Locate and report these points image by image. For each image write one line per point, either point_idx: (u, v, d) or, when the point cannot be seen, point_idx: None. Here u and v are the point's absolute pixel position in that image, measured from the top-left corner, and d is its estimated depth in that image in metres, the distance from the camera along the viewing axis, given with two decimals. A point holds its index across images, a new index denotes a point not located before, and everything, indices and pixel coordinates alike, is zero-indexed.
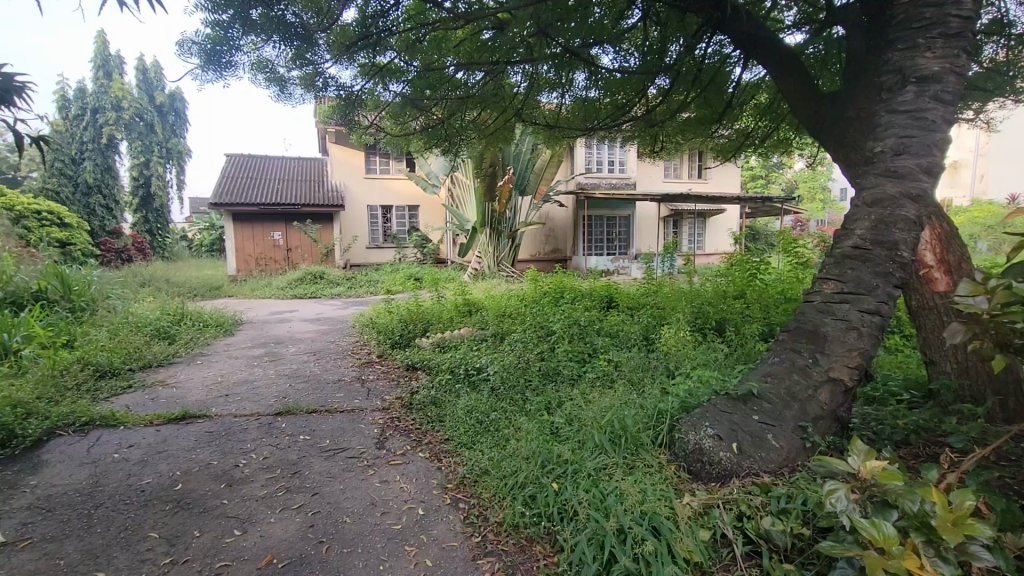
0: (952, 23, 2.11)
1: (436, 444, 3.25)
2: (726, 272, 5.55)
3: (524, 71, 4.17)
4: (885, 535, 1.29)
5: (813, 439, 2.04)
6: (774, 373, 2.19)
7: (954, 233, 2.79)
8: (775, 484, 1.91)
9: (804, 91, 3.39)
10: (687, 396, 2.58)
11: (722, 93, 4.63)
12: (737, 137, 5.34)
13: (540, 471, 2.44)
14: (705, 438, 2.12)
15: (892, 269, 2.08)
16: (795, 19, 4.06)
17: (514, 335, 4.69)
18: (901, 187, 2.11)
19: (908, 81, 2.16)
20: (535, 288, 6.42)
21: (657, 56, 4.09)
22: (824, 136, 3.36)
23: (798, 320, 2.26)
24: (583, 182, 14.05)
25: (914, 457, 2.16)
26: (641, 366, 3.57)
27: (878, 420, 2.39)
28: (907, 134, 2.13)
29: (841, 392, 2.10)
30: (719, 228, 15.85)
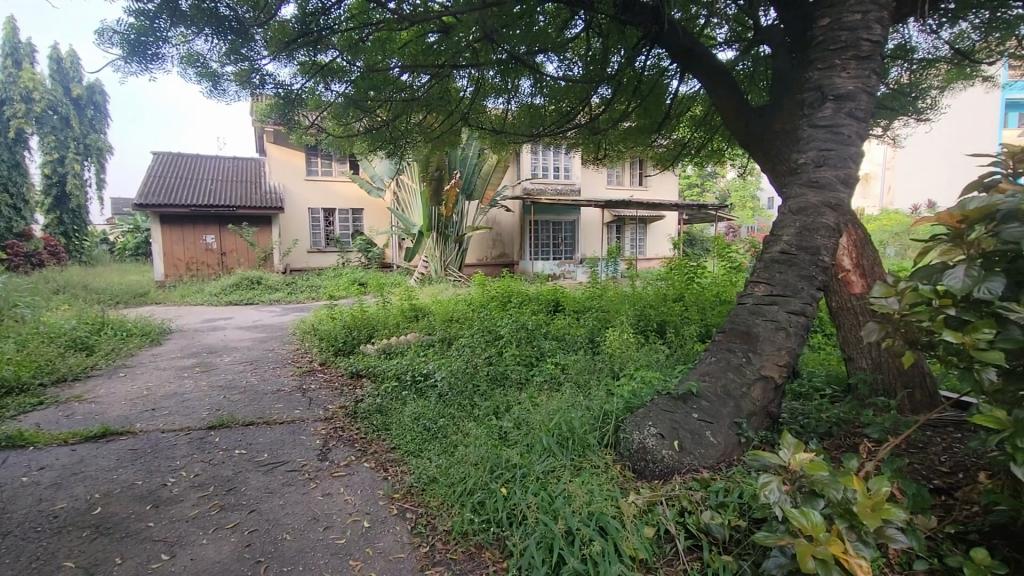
0: (864, 47, 2.29)
1: (382, 453, 3.18)
2: (666, 276, 5.77)
3: (470, 76, 4.16)
4: (813, 523, 1.36)
5: (747, 434, 2.14)
6: (711, 372, 2.28)
7: (866, 240, 3.09)
8: (714, 479, 1.98)
9: (736, 104, 3.58)
10: (630, 396, 2.65)
11: (661, 104, 4.83)
12: (675, 147, 5.58)
13: (488, 477, 2.43)
14: (648, 437, 2.18)
15: (814, 272, 2.23)
16: (726, 36, 4.30)
17: (462, 340, 4.67)
18: (821, 197, 2.27)
19: (827, 98, 2.32)
20: (482, 292, 6.42)
21: (599, 65, 4.24)
22: (753, 148, 3.57)
23: (733, 321, 2.37)
24: (530, 187, 14.22)
25: (836, 447, 2.28)
26: (587, 368, 3.64)
27: (805, 414, 2.55)
28: (827, 148, 2.29)
29: (772, 389, 2.22)
30: (659, 234, 16.46)
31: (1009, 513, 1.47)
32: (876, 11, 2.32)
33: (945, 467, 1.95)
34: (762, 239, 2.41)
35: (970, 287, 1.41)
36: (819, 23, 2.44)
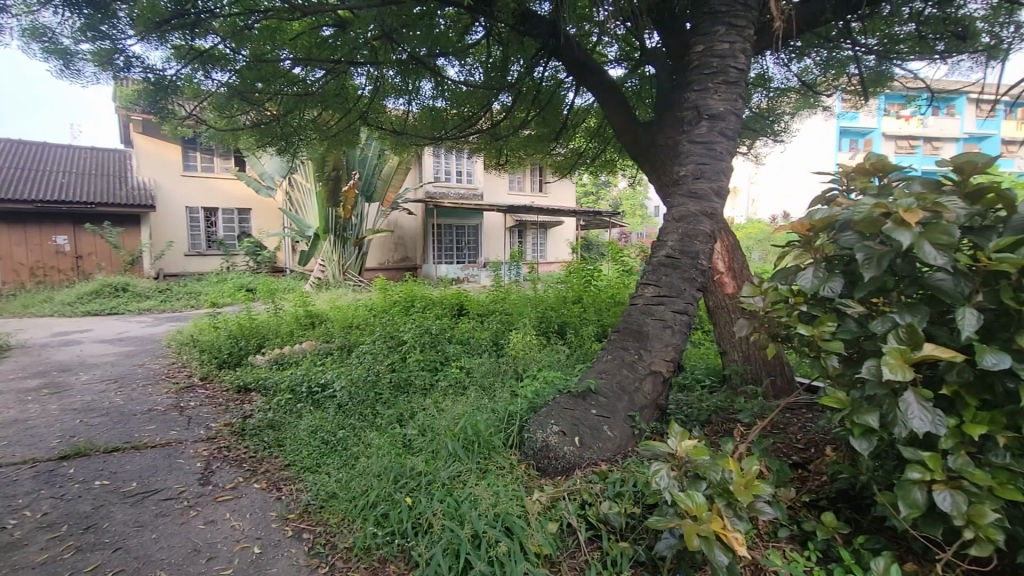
0: (731, 73, 2.57)
1: (275, 471, 2.96)
2: (565, 278, 6.00)
3: (368, 74, 4.04)
4: (697, 504, 1.48)
5: (640, 426, 2.29)
6: (607, 370, 2.41)
7: (736, 246, 3.48)
8: (611, 470, 2.09)
9: (625, 117, 3.83)
10: (534, 396, 2.71)
11: (559, 114, 5.02)
12: (572, 155, 5.85)
13: (392, 487, 2.35)
14: (551, 435, 2.25)
15: (694, 274, 2.45)
16: (616, 55, 4.60)
17: (362, 346, 4.50)
18: (699, 206, 2.50)
19: (703, 117, 2.57)
20: (384, 297, 6.23)
21: (499, 73, 4.33)
22: (641, 159, 3.84)
23: (625, 320, 2.52)
24: (432, 191, 14.10)
25: (715, 432, 2.53)
26: (492, 370, 3.67)
27: (688, 404, 2.78)
28: (703, 162, 2.53)
29: (661, 382, 2.40)
30: (559, 239, 17.08)
31: (850, 480, 1.71)
32: (740, 42, 2.61)
33: (801, 444, 2.23)
34: (650, 243, 2.60)
35: (817, 287, 1.63)
36: (694, 49, 2.68)
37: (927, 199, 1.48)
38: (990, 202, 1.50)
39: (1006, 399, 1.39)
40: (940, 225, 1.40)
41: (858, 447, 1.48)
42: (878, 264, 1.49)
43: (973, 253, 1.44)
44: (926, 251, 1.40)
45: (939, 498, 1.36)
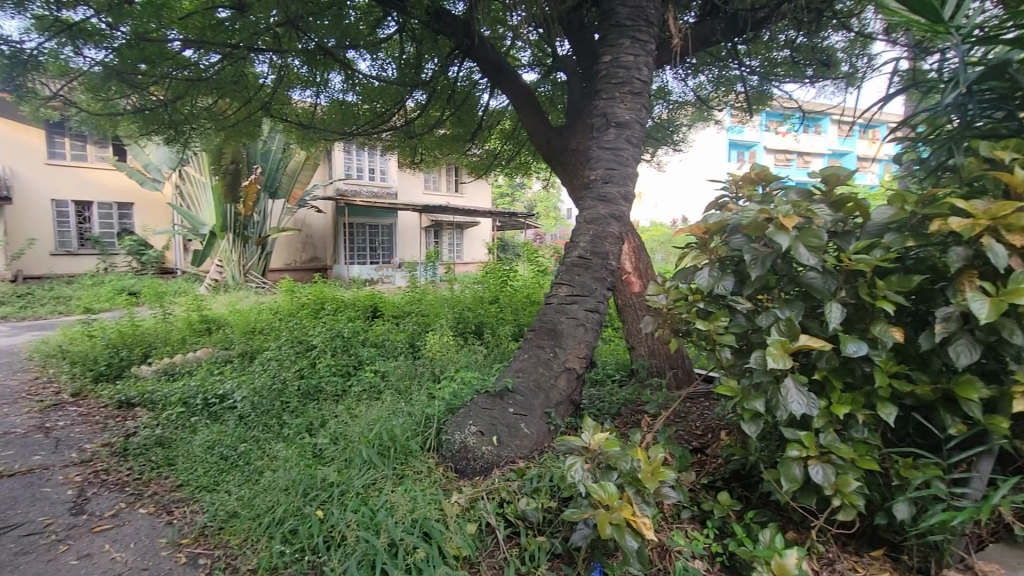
0: (635, 84, 2.73)
1: (165, 494, 2.68)
2: (482, 279, 6.03)
3: (270, 62, 3.80)
4: (609, 493, 1.54)
5: (555, 422, 2.36)
6: (523, 368, 2.46)
7: (641, 247, 3.70)
8: (528, 466, 2.13)
9: (538, 121, 3.92)
10: (451, 397, 2.69)
11: (474, 115, 5.04)
12: (488, 157, 5.90)
13: (301, 501, 2.21)
14: (469, 436, 2.25)
15: (605, 274, 2.57)
16: (530, 59, 4.72)
17: (266, 353, 4.22)
18: (609, 209, 2.62)
19: (611, 124, 2.69)
20: (290, 300, 5.88)
21: (413, 70, 4.26)
22: (554, 162, 3.95)
23: (541, 319, 2.58)
24: (343, 188, 13.55)
25: (624, 423, 2.67)
26: (408, 373, 3.60)
27: (600, 399, 2.91)
28: (611, 167, 2.65)
29: (574, 378, 2.48)
30: (475, 240, 17.12)
31: (742, 460, 1.88)
32: (643, 56, 2.77)
33: (700, 431, 2.42)
34: (563, 244, 2.68)
35: (712, 285, 1.77)
36: (602, 59, 2.82)
37: (801, 206, 1.66)
38: (851, 209, 1.72)
39: (863, 381, 1.60)
40: (812, 229, 1.58)
41: (748, 430, 1.63)
42: (762, 264, 1.65)
43: (838, 255, 1.64)
44: (801, 252, 1.57)
45: (813, 471, 1.53)
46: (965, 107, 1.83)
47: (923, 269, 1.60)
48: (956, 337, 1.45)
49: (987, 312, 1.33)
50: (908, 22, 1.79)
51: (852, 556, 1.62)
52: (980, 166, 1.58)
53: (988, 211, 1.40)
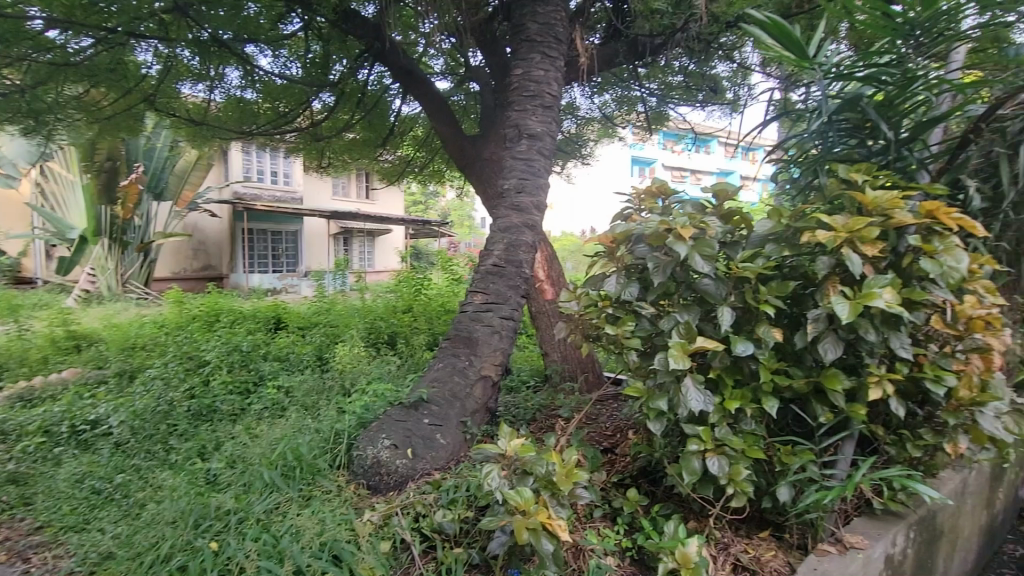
0: (546, 98, 2.82)
1: (18, 540, 2.31)
2: (395, 288, 5.88)
3: (154, 51, 3.50)
4: (525, 498, 1.54)
5: (471, 431, 2.35)
6: (439, 378, 2.42)
7: (554, 256, 3.84)
8: (445, 478, 2.09)
9: (452, 130, 3.92)
10: (363, 410, 2.58)
11: (386, 121, 4.93)
12: (400, 163, 5.80)
13: (192, 534, 1.96)
14: (382, 450, 2.17)
15: (519, 282, 2.61)
16: (442, 67, 4.72)
17: (150, 371, 3.80)
18: (522, 218, 2.67)
19: (523, 136, 2.76)
20: (179, 311, 5.35)
21: (320, 70, 4.08)
22: (468, 171, 3.97)
23: (456, 328, 2.56)
24: (241, 191, 12.61)
25: (539, 428, 2.72)
26: (316, 388, 3.40)
27: (516, 405, 2.94)
28: (524, 177, 2.71)
29: (490, 386, 2.49)
30: (386, 248, 16.73)
31: (648, 457, 1.99)
32: (553, 71, 2.88)
33: (610, 432, 2.52)
34: (478, 253, 2.69)
35: (619, 291, 1.87)
36: (514, 72, 2.89)
37: (695, 218, 1.81)
38: (738, 222, 1.89)
39: (750, 377, 1.76)
40: (705, 240, 1.72)
41: (653, 428, 1.73)
42: (664, 272, 1.76)
43: (728, 263, 1.80)
44: (697, 261, 1.70)
45: (710, 463, 1.65)
46: (826, 135, 2.10)
47: (796, 276, 1.80)
48: (824, 336, 1.64)
49: (848, 313, 1.52)
50: (780, 56, 2.04)
51: (744, 539, 1.77)
52: (839, 186, 1.81)
53: (847, 225, 1.61)
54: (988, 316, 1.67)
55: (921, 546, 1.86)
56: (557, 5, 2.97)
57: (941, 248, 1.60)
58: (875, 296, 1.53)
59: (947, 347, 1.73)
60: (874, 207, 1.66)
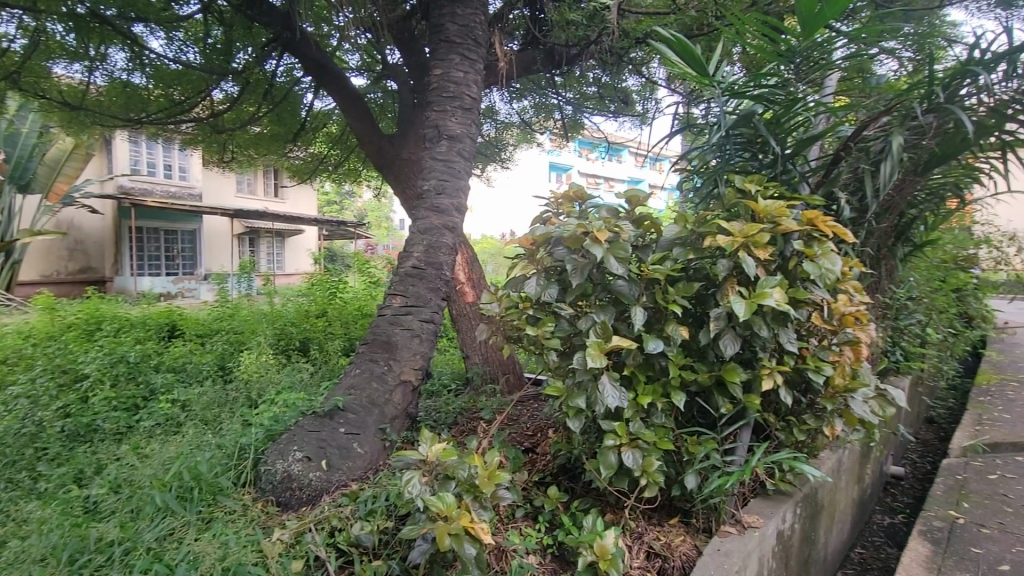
0: (466, 100, 2.82)
1: None
2: (307, 291, 5.59)
3: (19, 23, 3.10)
4: (448, 503, 1.50)
5: (391, 437, 2.28)
6: (356, 385, 2.34)
7: (474, 258, 3.88)
8: (362, 488, 2.00)
9: (369, 128, 3.80)
10: (272, 422, 2.41)
11: (297, 116, 4.69)
12: (313, 161, 5.56)
13: (64, 571, 1.72)
14: (293, 463, 2.04)
15: (439, 285, 2.57)
16: (358, 64, 4.59)
17: (13, 388, 3.33)
18: (442, 220, 2.64)
19: (443, 137, 2.74)
20: (51, 319, 4.72)
21: (221, 57, 3.79)
22: (386, 171, 3.87)
23: (374, 332, 2.48)
24: (128, 185, 11.41)
25: (461, 432, 2.70)
26: (217, 400, 3.14)
27: (437, 410, 2.91)
28: (444, 179, 2.69)
29: (410, 391, 2.43)
30: (297, 249, 15.84)
31: (567, 454, 2.04)
32: (472, 74, 2.88)
33: (530, 432, 2.56)
34: (397, 254, 2.62)
35: (538, 293, 1.90)
36: (433, 72, 2.86)
37: (610, 222, 1.88)
38: (648, 226, 2.00)
39: (660, 373, 1.86)
40: (620, 243, 1.79)
41: (572, 426, 1.77)
42: (581, 274, 1.82)
43: (639, 265, 1.89)
44: (612, 263, 1.77)
45: (625, 457, 1.72)
46: (724, 148, 2.28)
47: (700, 277, 1.93)
48: (724, 333, 1.78)
49: (745, 311, 1.66)
50: (684, 72, 2.23)
51: (656, 527, 1.86)
52: (735, 196, 1.97)
53: (743, 231, 1.76)
54: (856, 313, 1.90)
55: (806, 520, 2.06)
56: (475, 8, 2.98)
57: (819, 253, 1.79)
58: (766, 295, 1.68)
59: (825, 341, 1.93)
60: (765, 215, 1.82)
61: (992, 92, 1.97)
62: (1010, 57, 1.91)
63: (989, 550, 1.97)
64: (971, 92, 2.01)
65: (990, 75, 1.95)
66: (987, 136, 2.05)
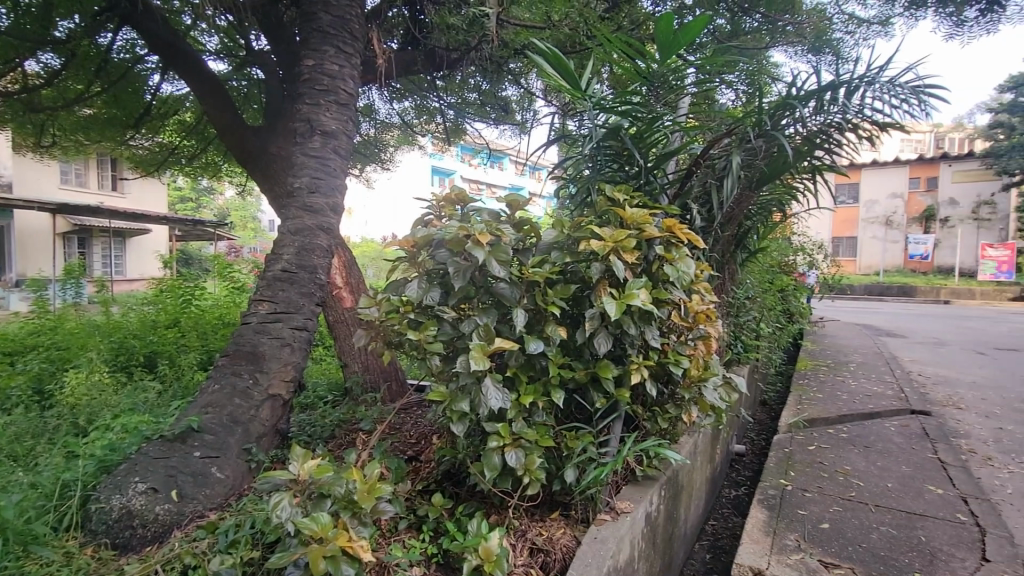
0: (341, 95, 2.67)
1: None
2: (155, 298, 4.91)
3: None
4: (322, 524, 1.38)
5: (257, 458, 2.07)
6: (214, 402, 2.10)
7: (352, 261, 3.71)
8: (221, 518, 1.78)
9: (229, 118, 3.45)
10: (106, 451, 2.06)
11: (139, 99, 4.12)
12: (161, 151, 4.93)
13: None
14: (135, 497, 1.75)
15: (313, 289, 2.40)
16: (216, 47, 4.17)
17: None
18: (315, 220, 2.48)
19: (316, 132, 2.57)
20: None
21: (36, 24, 3.23)
22: (251, 166, 3.55)
23: (236, 343, 2.25)
24: None
25: (338, 445, 2.55)
26: (30, 431, 2.62)
27: (311, 423, 2.72)
28: (317, 176, 2.52)
29: (280, 406, 2.24)
30: (144, 250, 14.28)
31: (451, 459, 2.02)
32: (348, 68, 2.75)
33: (413, 439, 2.50)
34: (264, 257, 2.41)
35: (420, 296, 1.87)
36: (304, 62, 2.68)
37: (491, 224, 1.90)
38: (528, 231, 2.06)
39: (540, 373, 1.92)
40: (501, 246, 1.81)
41: (456, 430, 1.75)
42: (463, 277, 1.81)
43: (519, 268, 1.93)
44: (493, 266, 1.78)
45: (508, 457, 1.74)
46: (595, 158, 2.44)
47: (576, 279, 2.03)
48: (598, 332, 1.89)
49: (615, 310, 1.78)
50: (559, 85, 2.35)
51: (539, 523, 1.91)
52: (606, 204, 2.12)
53: (613, 236, 1.89)
54: (707, 311, 2.14)
55: (669, 500, 2.27)
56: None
57: (677, 257, 1.99)
58: (634, 296, 1.82)
59: (683, 336, 2.15)
60: (631, 221, 1.97)
61: (805, 124, 2.33)
62: (818, 95, 2.26)
63: (811, 511, 2.33)
64: (789, 122, 2.36)
65: (803, 109, 2.30)
66: (802, 160, 2.42)
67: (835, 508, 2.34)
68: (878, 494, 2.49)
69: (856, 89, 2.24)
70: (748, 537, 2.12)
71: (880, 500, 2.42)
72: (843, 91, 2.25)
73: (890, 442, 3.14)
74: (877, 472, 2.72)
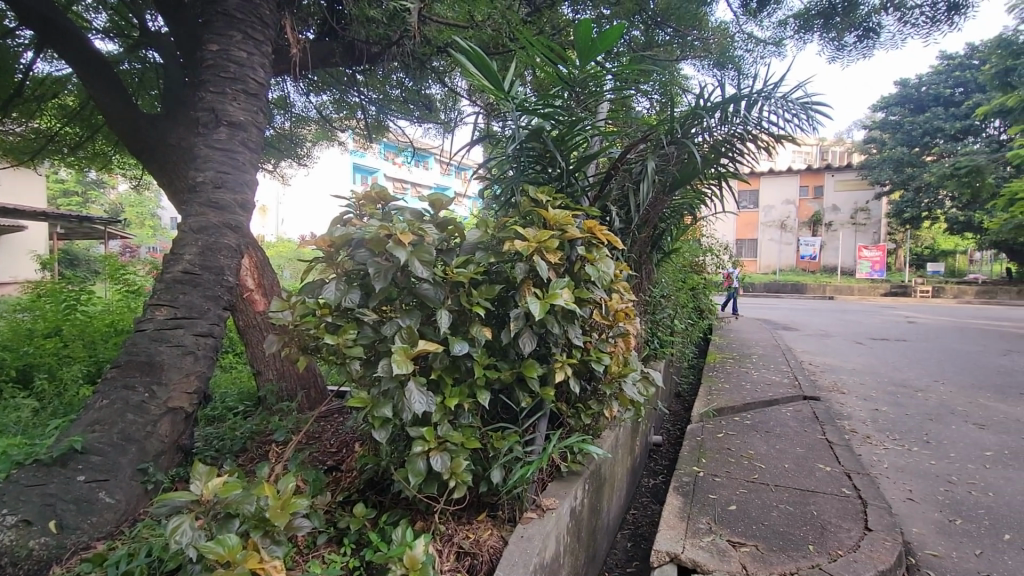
0: (250, 84, 2.50)
1: None
2: (30, 304, 4.34)
3: None
4: (229, 547, 1.26)
5: (154, 479, 1.89)
6: (102, 420, 1.88)
7: (265, 262, 3.49)
8: (112, 548, 1.60)
9: (119, 103, 3.13)
10: None
11: (7, 78, 3.62)
12: (36, 137, 4.37)
13: None
14: (2, 533, 1.51)
15: (219, 292, 2.23)
16: (104, 25, 3.76)
17: None
18: (221, 217, 2.29)
19: (221, 123, 2.38)
20: None
21: None
22: (146, 157, 3.23)
23: (128, 352, 2.02)
24: None
25: (250, 460, 2.39)
26: None
27: (218, 437, 2.52)
28: (223, 170, 2.33)
29: (181, 420, 2.06)
30: (17, 250, 12.64)
31: (374, 467, 1.95)
32: (257, 56, 2.58)
33: (334, 448, 2.40)
34: (161, 258, 2.20)
35: (339, 298, 1.79)
36: (208, 47, 2.47)
37: (413, 224, 1.85)
38: (451, 231, 2.03)
39: (465, 374, 1.90)
40: (424, 246, 1.77)
41: (378, 437, 1.69)
42: (385, 277, 1.74)
43: (443, 268, 1.90)
44: (416, 267, 1.73)
45: (433, 461, 1.70)
46: (518, 160, 2.46)
47: (500, 280, 2.03)
48: (522, 332, 1.90)
49: (539, 310, 1.80)
50: (481, 85, 2.34)
51: (466, 526, 1.89)
52: (529, 205, 2.14)
53: (537, 237, 1.90)
54: (625, 309, 2.22)
55: (593, 494, 2.34)
56: None
57: (597, 257, 2.05)
58: (557, 296, 1.85)
59: (604, 334, 2.21)
60: (554, 222, 2.01)
61: (712, 133, 2.48)
62: (722, 106, 2.42)
63: (721, 494, 2.49)
64: (698, 131, 2.50)
65: (710, 119, 2.45)
66: (710, 166, 2.58)
67: (741, 491, 2.53)
68: (778, 475, 2.72)
69: (756, 102, 2.42)
70: (666, 523, 2.22)
71: (779, 480, 2.65)
72: (744, 103, 2.42)
73: (787, 427, 3.44)
74: (776, 454, 2.97)
